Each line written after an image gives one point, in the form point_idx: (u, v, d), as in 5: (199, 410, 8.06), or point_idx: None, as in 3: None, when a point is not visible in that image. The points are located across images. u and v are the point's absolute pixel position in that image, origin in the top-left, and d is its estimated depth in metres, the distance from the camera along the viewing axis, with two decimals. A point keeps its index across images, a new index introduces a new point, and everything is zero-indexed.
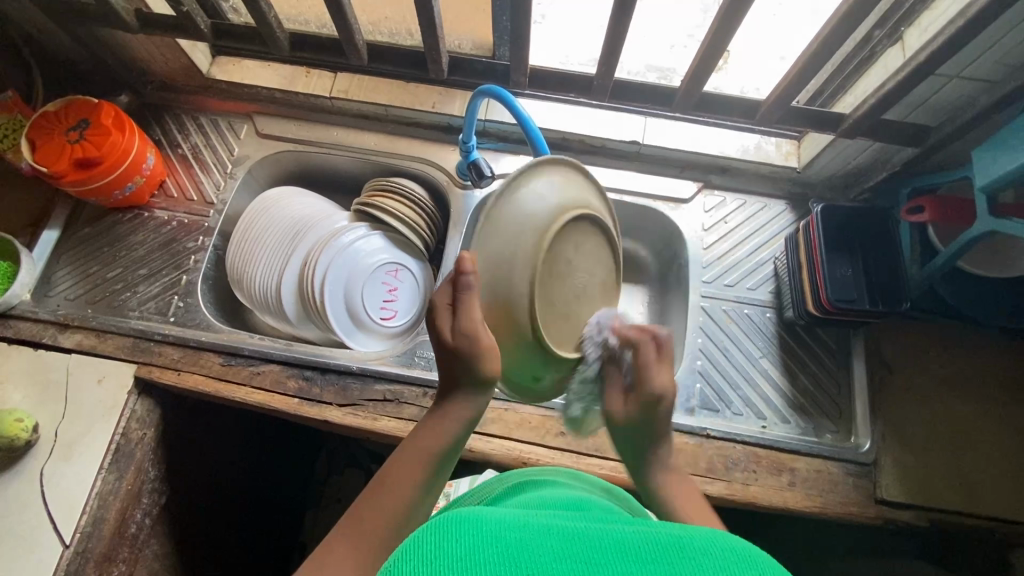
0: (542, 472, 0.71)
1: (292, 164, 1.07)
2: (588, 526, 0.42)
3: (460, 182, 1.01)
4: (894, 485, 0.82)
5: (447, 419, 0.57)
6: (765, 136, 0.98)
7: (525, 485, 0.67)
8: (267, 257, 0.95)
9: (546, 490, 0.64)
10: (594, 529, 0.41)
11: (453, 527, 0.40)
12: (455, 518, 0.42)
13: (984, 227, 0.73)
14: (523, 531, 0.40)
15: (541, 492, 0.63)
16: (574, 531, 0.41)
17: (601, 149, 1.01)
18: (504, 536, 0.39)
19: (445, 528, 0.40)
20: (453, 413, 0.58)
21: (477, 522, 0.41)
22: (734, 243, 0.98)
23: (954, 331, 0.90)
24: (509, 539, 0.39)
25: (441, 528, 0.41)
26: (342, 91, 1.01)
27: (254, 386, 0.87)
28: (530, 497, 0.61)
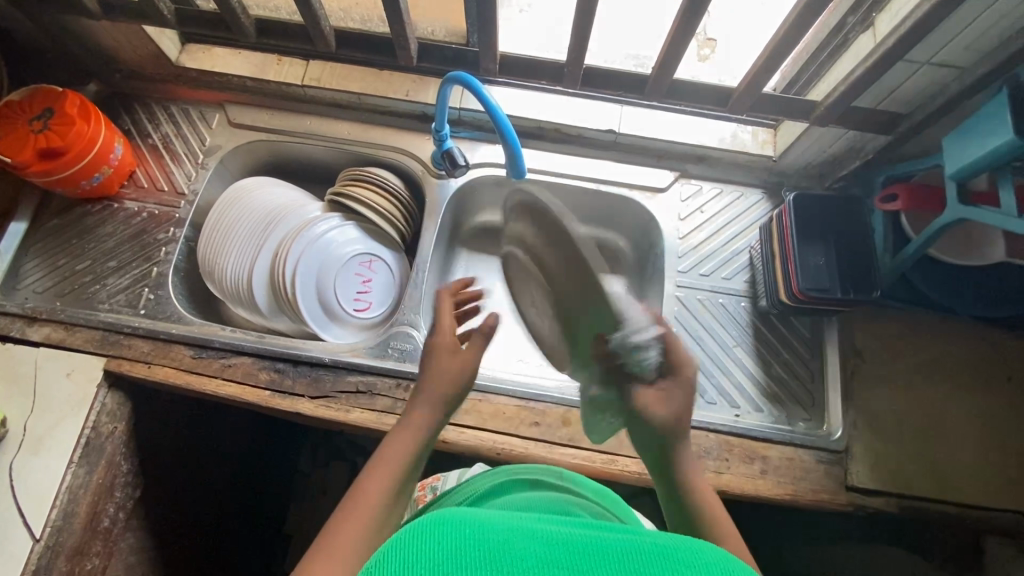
0: (521, 468, 0.71)
1: (265, 153, 1.05)
2: (570, 531, 0.42)
3: (434, 172, 1.00)
4: (864, 471, 0.82)
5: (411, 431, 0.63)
6: (741, 124, 0.98)
7: (506, 485, 0.66)
8: (238, 249, 0.94)
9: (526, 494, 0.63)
10: (576, 533, 0.42)
11: (436, 529, 0.40)
12: (437, 519, 0.41)
13: (954, 215, 0.73)
14: (506, 534, 0.40)
15: (523, 497, 0.63)
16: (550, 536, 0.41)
17: (577, 138, 1.00)
18: (487, 539, 0.39)
19: (427, 528, 0.40)
20: (409, 424, 0.63)
21: (461, 525, 0.40)
22: (710, 233, 0.98)
23: (926, 319, 0.90)
24: (492, 543, 0.39)
25: (422, 529, 0.40)
26: (314, 79, 1.00)
27: (225, 378, 0.86)
28: (512, 501, 0.61)
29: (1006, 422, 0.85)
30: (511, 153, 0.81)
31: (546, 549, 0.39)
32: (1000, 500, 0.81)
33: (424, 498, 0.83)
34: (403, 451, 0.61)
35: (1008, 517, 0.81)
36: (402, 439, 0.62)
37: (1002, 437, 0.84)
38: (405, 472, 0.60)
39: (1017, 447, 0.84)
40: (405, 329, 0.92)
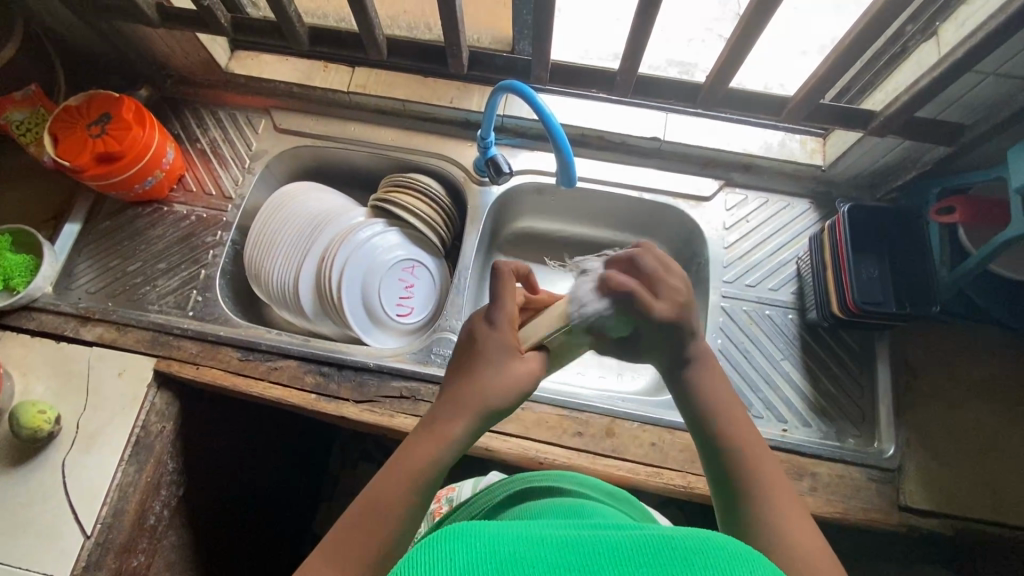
0: (540, 476, 0.70)
1: (310, 159, 1.07)
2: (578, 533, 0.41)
3: (477, 178, 1.00)
4: (919, 491, 0.81)
5: (441, 435, 0.51)
6: (789, 133, 0.97)
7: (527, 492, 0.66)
8: (285, 253, 0.95)
9: (538, 502, 0.62)
10: (589, 535, 0.41)
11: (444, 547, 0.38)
12: (446, 536, 0.39)
13: (1018, 229, 0.71)
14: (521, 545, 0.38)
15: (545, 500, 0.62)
16: (565, 542, 0.40)
17: (621, 146, 1.00)
18: (497, 553, 0.37)
19: (436, 546, 0.38)
20: (451, 424, 0.52)
21: (473, 538, 0.39)
22: (755, 242, 0.96)
23: (982, 335, 0.88)
24: (501, 556, 0.37)
25: (430, 549, 0.38)
26: (360, 86, 1.02)
27: (271, 381, 0.87)
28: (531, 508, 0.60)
29: None
30: (562, 160, 0.80)
31: (562, 552, 0.38)
32: None
33: (440, 512, 0.84)
34: (439, 455, 0.51)
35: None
36: (434, 440, 0.51)
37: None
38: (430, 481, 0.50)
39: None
40: (447, 335, 0.92)
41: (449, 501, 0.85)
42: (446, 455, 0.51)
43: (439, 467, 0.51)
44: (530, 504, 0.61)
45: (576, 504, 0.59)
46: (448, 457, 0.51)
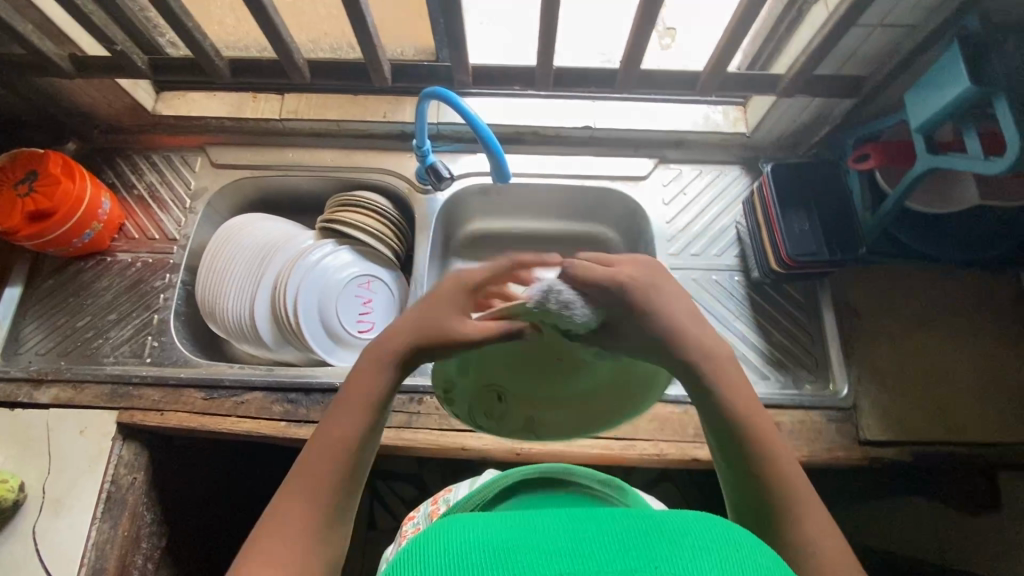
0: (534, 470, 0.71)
1: (252, 191, 1.07)
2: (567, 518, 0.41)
3: (421, 187, 1.02)
4: (875, 425, 0.85)
5: (341, 424, 0.49)
6: (712, 106, 1.01)
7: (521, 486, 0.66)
8: (238, 286, 0.94)
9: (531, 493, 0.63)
10: (578, 521, 0.41)
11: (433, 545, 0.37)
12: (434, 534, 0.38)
13: (925, 165, 0.75)
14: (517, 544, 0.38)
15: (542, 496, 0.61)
16: (553, 527, 0.40)
17: (556, 139, 1.03)
18: (486, 540, 0.37)
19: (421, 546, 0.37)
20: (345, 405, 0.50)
21: (463, 530, 0.39)
22: (696, 214, 1.00)
23: (914, 271, 0.93)
24: (490, 542, 0.37)
25: (417, 547, 0.38)
26: (292, 112, 1.02)
27: (239, 416, 0.86)
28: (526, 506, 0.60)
29: (998, 358, 0.89)
30: (494, 159, 0.80)
31: (554, 541, 0.38)
32: (1002, 435, 0.84)
33: (437, 513, 0.81)
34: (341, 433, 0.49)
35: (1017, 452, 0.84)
36: (342, 420, 0.50)
37: (1002, 379, 0.87)
38: (338, 466, 0.48)
39: (1015, 384, 0.87)
40: None
41: (447, 502, 0.83)
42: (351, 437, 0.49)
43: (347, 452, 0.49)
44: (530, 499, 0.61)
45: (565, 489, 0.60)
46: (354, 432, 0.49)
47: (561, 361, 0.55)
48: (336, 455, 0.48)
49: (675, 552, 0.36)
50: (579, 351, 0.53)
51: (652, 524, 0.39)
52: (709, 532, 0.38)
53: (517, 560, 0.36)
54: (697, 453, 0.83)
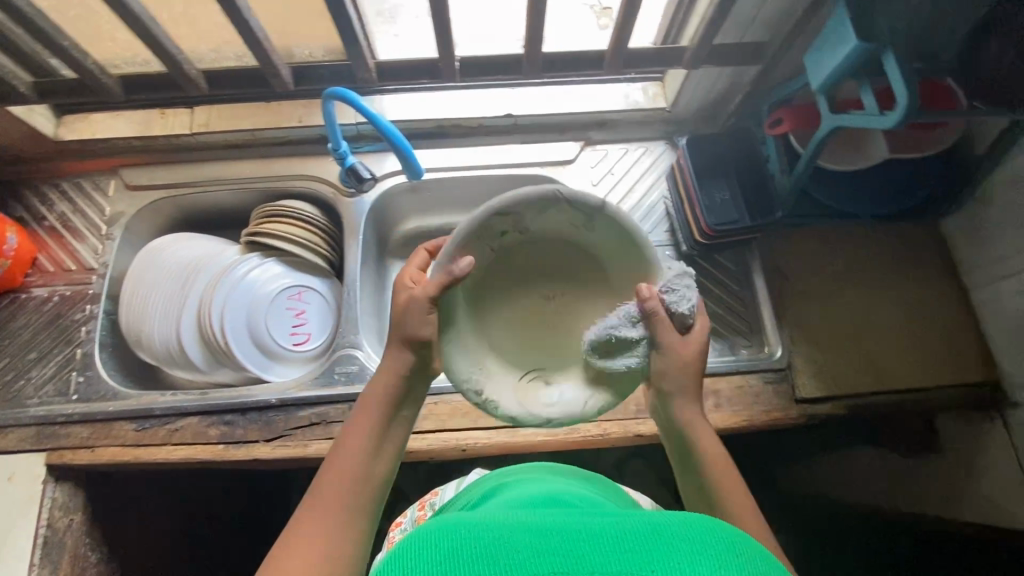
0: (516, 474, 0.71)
1: (173, 211, 1.03)
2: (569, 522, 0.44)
3: (346, 191, 0.99)
4: (811, 382, 0.87)
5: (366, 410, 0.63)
6: (631, 83, 1.02)
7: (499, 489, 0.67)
8: (162, 311, 0.91)
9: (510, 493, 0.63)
10: (580, 524, 0.43)
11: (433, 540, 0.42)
12: (437, 529, 0.43)
13: (830, 125, 0.76)
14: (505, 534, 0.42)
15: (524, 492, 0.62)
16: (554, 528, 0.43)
17: (478, 129, 1.02)
18: (483, 540, 0.41)
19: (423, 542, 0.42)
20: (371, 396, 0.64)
21: (460, 529, 0.43)
22: (625, 192, 1.01)
23: (839, 228, 0.95)
24: (487, 539, 0.41)
25: (420, 544, 0.42)
26: (203, 125, 0.99)
27: (174, 444, 0.84)
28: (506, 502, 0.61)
29: (920, 305, 0.92)
30: (402, 156, 0.77)
31: (558, 542, 0.41)
32: (929, 379, 0.88)
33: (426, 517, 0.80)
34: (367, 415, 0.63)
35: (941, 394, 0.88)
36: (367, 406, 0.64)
37: (922, 325, 0.91)
38: (369, 440, 0.62)
39: (935, 329, 0.90)
40: (348, 352, 0.90)
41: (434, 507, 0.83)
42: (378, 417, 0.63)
43: (373, 431, 0.62)
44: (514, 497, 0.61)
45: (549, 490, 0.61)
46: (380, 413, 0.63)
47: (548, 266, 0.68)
48: (367, 430, 0.62)
49: (664, 553, 0.39)
50: (561, 269, 0.69)
51: (651, 525, 0.41)
52: (699, 531, 0.40)
53: (515, 557, 0.39)
54: (640, 429, 0.84)
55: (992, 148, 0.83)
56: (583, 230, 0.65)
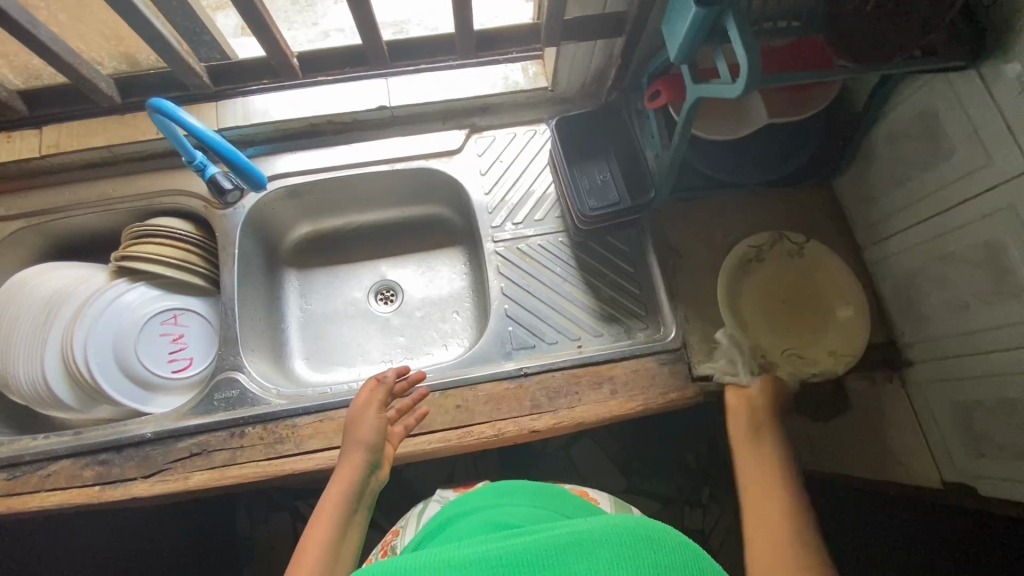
0: (457, 503, 0.71)
1: (38, 240, 0.96)
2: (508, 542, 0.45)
3: (219, 203, 0.94)
4: (706, 359, 0.85)
5: (350, 465, 0.69)
6: (509, 63, 0.96)
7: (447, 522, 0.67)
8: (24, 350, 0.85)
9: (459, 526, 0.65)
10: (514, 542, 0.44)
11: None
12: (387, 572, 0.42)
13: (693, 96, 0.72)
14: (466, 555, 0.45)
15: (482, 519, 0.64)
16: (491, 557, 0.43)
17: (355, 124, 0.97)
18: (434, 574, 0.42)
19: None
20: (361, 442, 0.70)
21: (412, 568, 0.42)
22: (513, 180, 0.97)
23: (729, 198, 0.93)
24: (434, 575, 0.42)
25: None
26: (52, 146, 0.92)
27: (48, 489, 0.80)
28: (469, 528, 0.63)
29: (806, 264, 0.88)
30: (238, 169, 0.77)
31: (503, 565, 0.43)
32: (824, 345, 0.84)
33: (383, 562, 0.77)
34: (352, 473, 0.68)
35: (819, 353, 0.83)
36: (355, 451, 0.70)
37: (799, 286, 0.88)
38: (347, 501, 0.66)
39: (812, 289, 0.87)
40: (230, 374, 0.87)
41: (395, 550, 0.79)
42: (354, 475, 0.68)
43: (354, 489, 0.67)
44: (481, 522, 0.63)
45: (490, 518, 0.63)
46: (362, 467, 0.69)
47: (809, 291, 0.87)
48: (345, 487, 0.67)
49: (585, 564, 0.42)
50: (821, 285, 0.87)
51: (577, 537, 0.44)
52: (625, 532, 0.44)
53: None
54: (533, 425, 0.81)
55: (869, 103, 0.80)
56: (756, 259, 0.88)
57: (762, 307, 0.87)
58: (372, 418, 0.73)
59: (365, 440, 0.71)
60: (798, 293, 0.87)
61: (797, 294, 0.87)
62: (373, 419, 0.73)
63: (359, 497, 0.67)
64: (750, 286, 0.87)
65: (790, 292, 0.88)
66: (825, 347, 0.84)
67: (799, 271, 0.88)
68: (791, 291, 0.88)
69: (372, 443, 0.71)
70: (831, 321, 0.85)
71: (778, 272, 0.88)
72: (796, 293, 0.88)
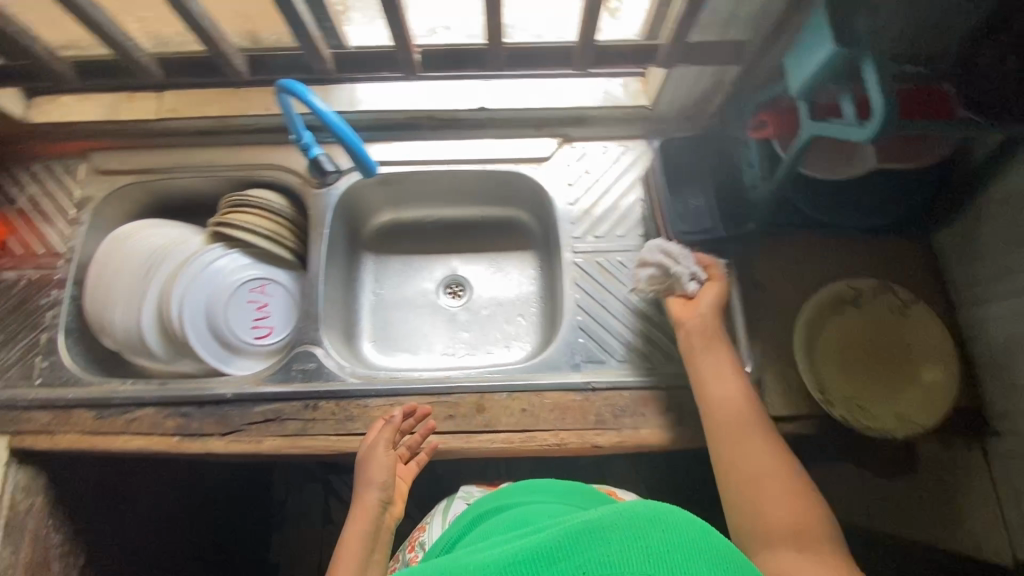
0: (489, 499, 0.75)
1: (142, 196, 1.02)
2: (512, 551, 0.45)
3: (315, 182, 0.97)
4: (779, 400, 0.84)
5: (365, 503, 0.74)
6: (611, 79, 0.98)
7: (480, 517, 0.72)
8: (124, 299, 0.91)
9: (492, 524, 0.68)
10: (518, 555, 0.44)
11: None
12: None
13: (809, 133, 0.70)
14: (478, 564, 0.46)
15: (510, 516, 0.68)
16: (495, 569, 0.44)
17: (451, 122, 0.99)
18: None
19: None
20: (374, 481, 0.75)
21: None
22: (600, 193, 0.97)
23: (820, 239, 0.91)
24: None
25: None
26: (170, 111, 0.98)
27: (131, 433, 0.84)
28: (501, 522, 0.67)
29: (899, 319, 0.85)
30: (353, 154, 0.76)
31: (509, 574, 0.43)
32: (899, 403, 0.82)
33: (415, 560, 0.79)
34: (368, 509, 0.73)
35: (886, 412, 0.81)
36: (368, 491, 0.75)
37: (884, 338, 0.85)
38: (365, 538, 0.71)
39: (898, 345, 0.85)
40: (308, 348, 0.90)
41: (423, 546, 0.81)
42: (371, 511, 0.73)
43: (371, 525, 0.72)
44: (510, 518, 0.67)
45: (520, 514, 0.67)
46: (375, 506, 0.74)
47: (894, 347, 0.85)
48: (362, 525, 0.72)
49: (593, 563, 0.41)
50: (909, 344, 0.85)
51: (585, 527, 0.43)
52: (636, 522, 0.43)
53: None
54: (596, 440, 0.81)
55: (989, 161, 0.77)
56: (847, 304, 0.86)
57: (841, 352, 0.85)
58: (379, 454, 0.77)
59: (377, 478, 0.75)
60: (882, 347, 0.85)
61: (882, 348, 0.85)
62: (380, 456, 0.77)
63: (377, 532, 0.72)
64: (833, 330, 0.86)
65: (876, 342, 0.85)
66: (893, 408, 0.81)
67: (890, 325, 0.85)
68: (876, 344, 0.85)
69: (384, 481, 0.75)
70: (912, 381, 0.83)
71: (867, 321, 0.86)
72: (881, 346, 0.85)
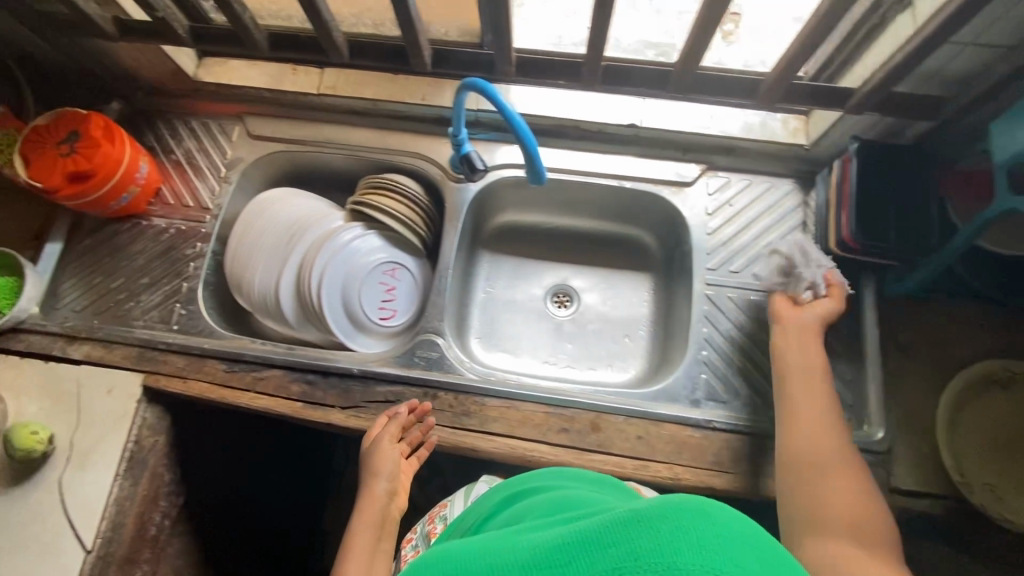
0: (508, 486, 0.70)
1: (286, 164, 1.05)
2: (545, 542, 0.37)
3: (455, 175, 0.99)
4: (909, 474, 0.80)
5: (374, 493, 0.77)
6: (770, 112, 0.95)
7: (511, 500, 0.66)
8: (265, 261, 0.94)
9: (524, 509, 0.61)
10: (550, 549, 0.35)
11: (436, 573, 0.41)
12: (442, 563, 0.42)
13: (1002, 205, 0.66)
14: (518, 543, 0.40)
15: (542, 503, 0.60)
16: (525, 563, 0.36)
17: (597, 134, 0.99)
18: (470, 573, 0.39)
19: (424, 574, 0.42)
20: (384, 470, 0.78)
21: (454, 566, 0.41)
22: (740, 227, 0.95)
23: (972, 312, 0.87)
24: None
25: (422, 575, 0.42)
26: (330, 87, 1.00)
27: (257, 392, 0.88)
28: (538, 508, 0.59)
29: None
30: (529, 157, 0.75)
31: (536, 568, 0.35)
32: None
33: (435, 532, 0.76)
34: (379, 497, 0.76)
35: None
36: (375, 481, 0.78)
37: None
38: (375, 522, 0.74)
39: None
40: (430, 337, 0.91)
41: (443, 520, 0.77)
42: (380, 502, 0.76)
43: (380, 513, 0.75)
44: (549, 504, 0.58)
45: (563, 500, 0.58)
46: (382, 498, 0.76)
47: None
48: (374, 510, 0.75)
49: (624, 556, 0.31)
50: None
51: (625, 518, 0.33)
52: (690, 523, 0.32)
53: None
54: (712, 482, 0.80)
55: None
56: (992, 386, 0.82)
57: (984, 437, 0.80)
58: (385, 440, 0.79)
59: (387, 467, 0.78)
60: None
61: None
62: (389, 445, 0.80)
63: (385, 521, 0.75)
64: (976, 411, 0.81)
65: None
66: None
67: None
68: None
69: (390, 472, 0.78)
70: None
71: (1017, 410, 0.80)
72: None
